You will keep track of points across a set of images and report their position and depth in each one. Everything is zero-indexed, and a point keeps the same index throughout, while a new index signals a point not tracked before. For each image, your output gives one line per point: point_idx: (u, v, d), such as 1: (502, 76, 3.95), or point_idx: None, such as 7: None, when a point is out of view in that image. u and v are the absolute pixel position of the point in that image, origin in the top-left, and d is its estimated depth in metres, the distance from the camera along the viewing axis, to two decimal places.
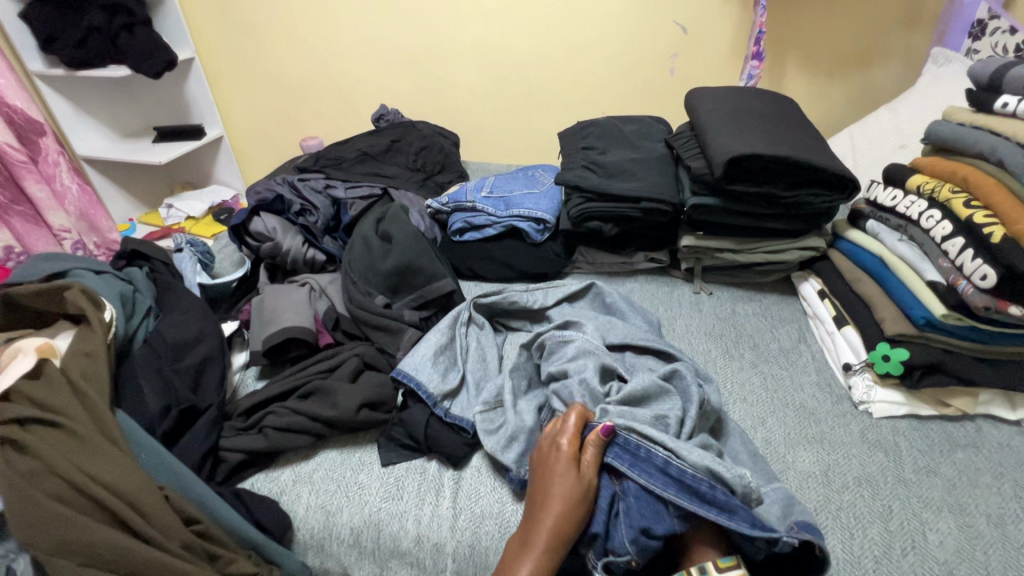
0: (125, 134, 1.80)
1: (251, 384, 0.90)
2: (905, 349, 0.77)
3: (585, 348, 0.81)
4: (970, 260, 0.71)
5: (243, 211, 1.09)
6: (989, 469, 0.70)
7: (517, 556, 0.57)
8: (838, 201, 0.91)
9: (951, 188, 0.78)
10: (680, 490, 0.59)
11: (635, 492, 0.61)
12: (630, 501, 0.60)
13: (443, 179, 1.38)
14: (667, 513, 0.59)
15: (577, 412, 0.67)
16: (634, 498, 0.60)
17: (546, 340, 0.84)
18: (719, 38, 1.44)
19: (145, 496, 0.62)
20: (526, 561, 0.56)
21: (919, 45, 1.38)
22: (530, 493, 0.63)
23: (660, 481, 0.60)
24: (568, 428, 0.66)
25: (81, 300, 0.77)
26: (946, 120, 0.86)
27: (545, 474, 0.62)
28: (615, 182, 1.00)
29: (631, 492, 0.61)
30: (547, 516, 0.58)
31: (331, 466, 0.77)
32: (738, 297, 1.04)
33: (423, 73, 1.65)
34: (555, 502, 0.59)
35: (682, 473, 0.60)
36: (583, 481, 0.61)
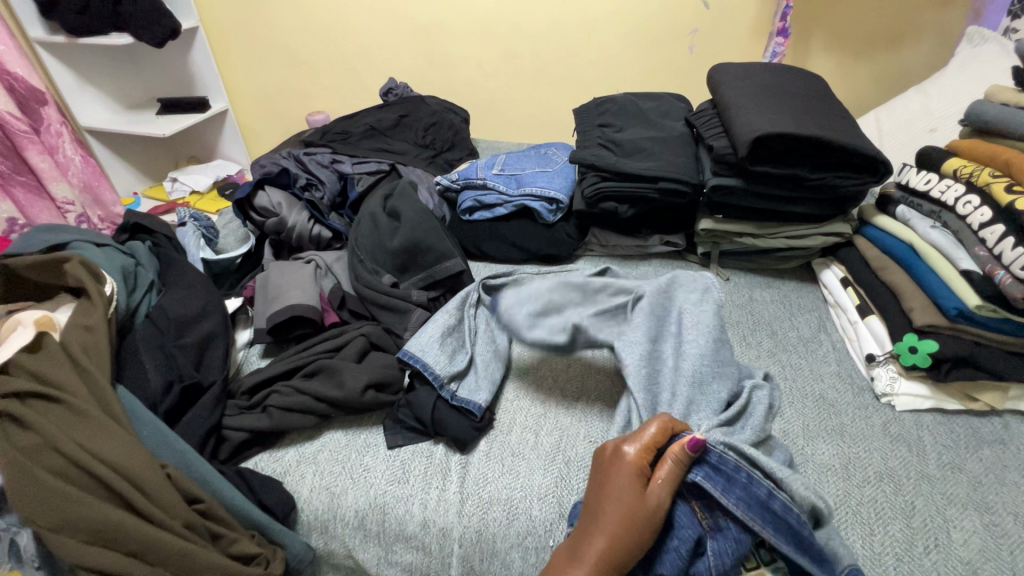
0: (128, 105, 1.76)
1: (255, 362, 0.89)
2: (934, 341, 0.74)
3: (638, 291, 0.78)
4: (1011, 249, 0.67)
5: (247, 184, 1.06)
6: (1017, 466, 0.68)
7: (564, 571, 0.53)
8: (868, 184, 0.86)
9: (991, 173, 0.75)
10: (779, 531, 0.55)
11: (734, 534, 0.55)
12: (724, 543, 0.55)
13: (452, 156, 1.34)
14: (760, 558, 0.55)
15: (660, 424, 0.59)
16: (728, 539, 0.55)
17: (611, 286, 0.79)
18: (743, 13, 1.37)
19: (147, 473, 0.61)
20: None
21: (954, 23, 1.31)
22: (590, 504, 0.57)
23: (760, 518, 0.55)
24: (645, 437, 0.58)
25: (81, 273, 0.74)
26: (987, 101, 0.81)
27: (609, 485, 0.56)
28: (633, 162, 0.96)
29: (728, 532, 0.56)
30: (602, 532, 0.53)
31: (336, 447, 0.76)
32: (756, 284, 1.01)
33: (432, 46, 1.59)
34: (618, 517, 0.54)
35: (784, 513, 0.55)
36: (649, 499, 0.54)
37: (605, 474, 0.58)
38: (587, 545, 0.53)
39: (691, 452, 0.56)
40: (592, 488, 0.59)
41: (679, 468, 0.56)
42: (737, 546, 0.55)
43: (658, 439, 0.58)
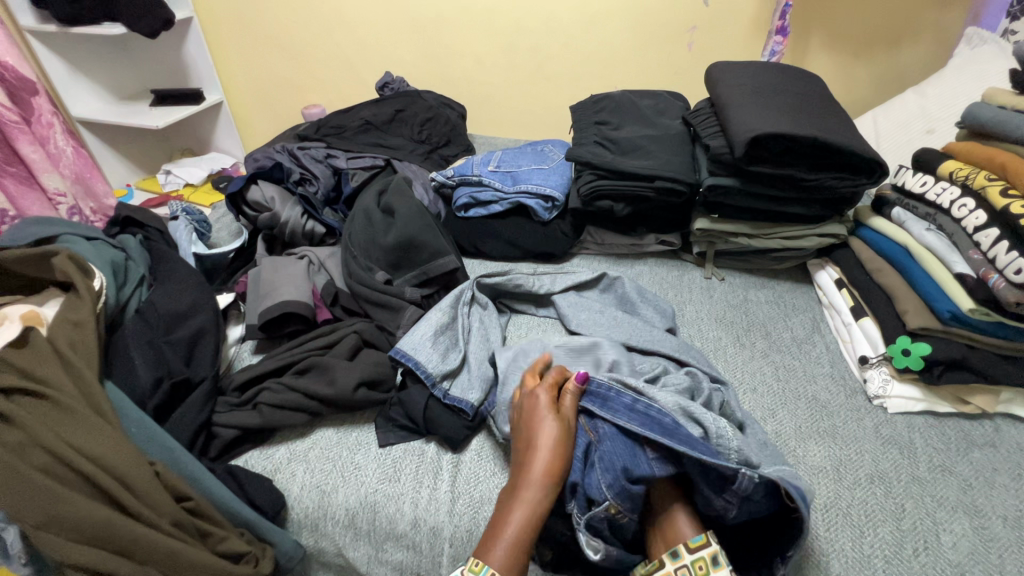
0: (121, 96, 1.74)
1: (246, 359, 0.88)
2: (927, 343, 0.74)
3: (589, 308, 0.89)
4: (1005, 253, 0.67)
5: (239, 179, 1.05)
6: (1007, 469, 0.68)
7: (507, 502, 0.57)
8: (864, 186, 0.86)
9: (988, 176, 0.75)
10: (645, 423, 0.60)
11: (610, 435, 0.61)
12: (606, 445, 0.61)
13: (448, 152, 1.33)
14: (644, 455, 0.59)
15: (555, 369, 0.68)
16: (609, 440, 0.61)
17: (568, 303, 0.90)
18: (742, 12, 1.37)
19: (135, 470, 0.60)
20: (517, 504, 0.56)
21: (952, 24, 1.31)
22: (517, 444, 0.62)
23: (627, 416, 0.62)
24: (544, 379, 0.66)
25: (69, 267, 0.73)
26: (985, 104, 0.81)
27: (529, 423, 0.62)
28: (629, 160, 0.95)
29: (607, 435, 0.61)
30: (535, 460, 0.58)
31: (327, 445, 0.75)
32: (751, 284, 1.00)
33: (430, 40, 1.58)
34: (542, 447, 0.59)
35: (653, 415, 0.61)
36: (564, 426, 0.61)
37: (523, 414, 0.64)
38: (523, 474, 0.58)
39: (581, 385, 0.66)
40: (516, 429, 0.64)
41: (576, 399, 0.65)
42: (613, 446, 0.60)
43: (556, 379, 0.67)
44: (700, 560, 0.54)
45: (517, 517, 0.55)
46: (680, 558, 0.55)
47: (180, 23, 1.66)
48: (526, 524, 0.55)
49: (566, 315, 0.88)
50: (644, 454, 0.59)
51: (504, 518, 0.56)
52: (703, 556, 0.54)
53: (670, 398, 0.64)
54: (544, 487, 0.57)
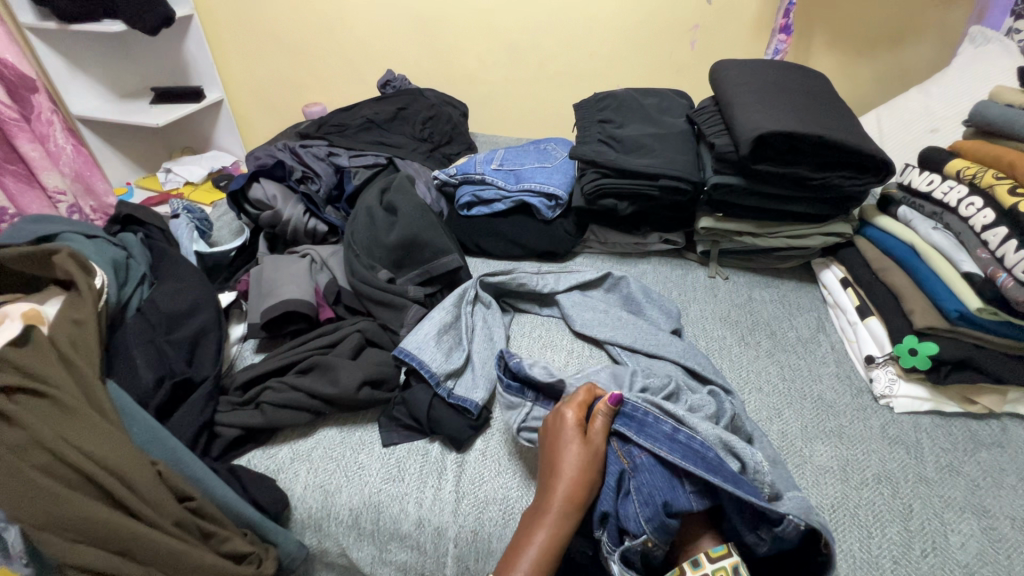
0: (121, 94, 1.74)
1: (248, 358, 0.87)
2: (934, 343, 0.74)
3: (595, 308, 0.88)
4: (1013, 252, 0.67)
5: (241, 177, 1.04)
6: (1015, 469, 0.68)
7: (529, 527, 0.56)
8: (870, 184, 0.86)
9: (995, 174, 0.74)
10: (686, 456, 0.58)
11: (648, 466, 0.59)
12: (644, 476, 0.59)
13: (450, 150, 1.33)
14: (682, 488, 0.57)
15: (586, 389, 0.66)
16: (647, 472, 0.59)
17: (572, 304, 0.89)
18: (745, 10, 1.36)
19: (137, 470, 0.60)
20: (540, 529, 0.55)
21: (957, 22, 1.30)
22: (543, 467, 0.61)
23: (667, 446, 0.60)
24: (574, 400, 0.65)
25: (70, 265, 0.73)
26: (991, 102, 0.81)
27: (557, 448, 0.61)
28: (633, 158, 0.95)
29: (645, 466, 0.59)
30: (560, 484, 0.57)
31: (330, 445, 0.75)
32: (755, 283, 1.00)
33: (431, 38, 1.57)
34: (568, 470, 0.58)
35: (693, 448, 0.59)
36: (592, 450, 0.60)
37: (551, 437, 0.62)
38: (547, 499, 0.57)
39: (614, 406, 0.63)
40: (543, 451, 0.63)
41: (608, 422, 0.63)
42: (651, 480, 0.58)
43: (586, 400, 0.65)
44: (722, 570, 0.54)
45: (540, 539, 0.55)
46: (701, 567, 0.54)
47: (180, 21, 1.65)
48: (547, 550, 0.54)
49: (570, 315, 0.87)
50: (683, 489, 0.57)
51: (525, 543, 0.55)
52: (724, 565, 0.54)
53: (709, 427, 0.62)
54: (568, 513, 0.56)
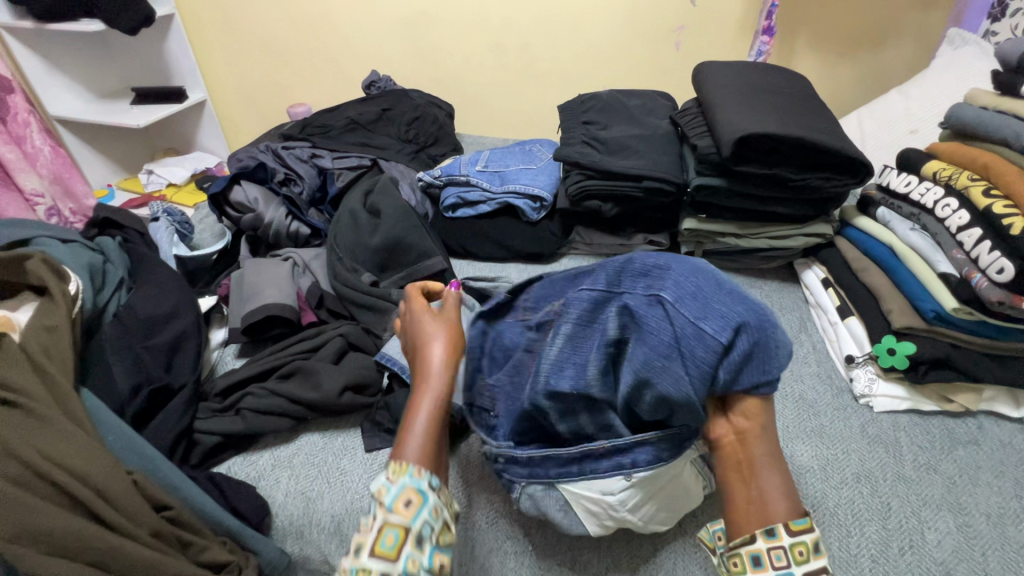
0: (101, 94, 1.71)
1: (229, 363, 0.86)
2: (912, 343, 0.75)
3: None
4: (988, 252, 0.68)
5: (222, 179, 1.04)
6: (990, 467, 0.69)
7: (412, 400, 0.53)
8: (850, 185, 0.87)
9: (970, 176, 0.76)
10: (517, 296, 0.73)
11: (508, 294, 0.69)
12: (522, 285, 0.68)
13: (435, 151, 1.32)
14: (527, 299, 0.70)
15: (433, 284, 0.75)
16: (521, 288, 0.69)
17: None
18: (728, 11, 1.37)
19: (112, 481, 0.58)
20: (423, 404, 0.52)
21: (934, 24, 1.32)
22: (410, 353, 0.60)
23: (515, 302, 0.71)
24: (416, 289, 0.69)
25: (43, 271, 0.72)
26: (966, 105, 0.83)
27: (420, 330, 0.60)
28: (616, 160, 0.95)
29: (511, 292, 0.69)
30: (431, 354, 0.56)
31: (312, 451, 0.74)
32: (738, 284, 1.00)
33: (417, 37, 1.56)
34: (435, 343, 0.57)
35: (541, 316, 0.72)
36: (448, 322, 0.60)
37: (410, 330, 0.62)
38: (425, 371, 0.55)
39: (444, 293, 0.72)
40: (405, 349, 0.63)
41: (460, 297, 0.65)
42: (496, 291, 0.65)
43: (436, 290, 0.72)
44: (801, 545, 0.42)
45: (425, 415, 0.52)
46: (778, 538, 0.42)
47: (161, 20, 1.63)
48: (436, 410, 0.52)
49: None
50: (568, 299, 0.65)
51: (412, 415, 0.52)
52: (805, 540, 0.42)
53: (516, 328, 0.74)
54: (449, 364, 0.55)
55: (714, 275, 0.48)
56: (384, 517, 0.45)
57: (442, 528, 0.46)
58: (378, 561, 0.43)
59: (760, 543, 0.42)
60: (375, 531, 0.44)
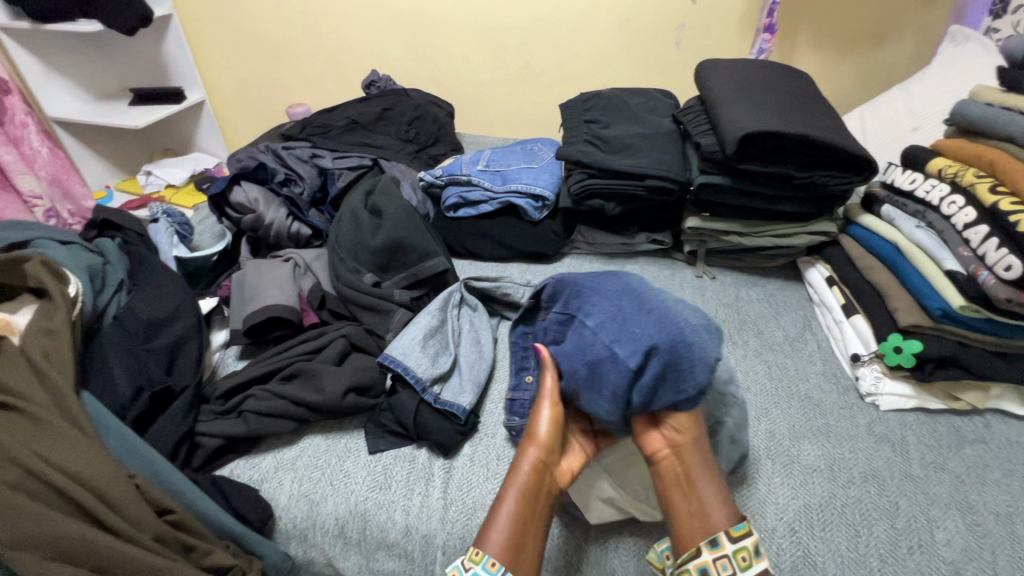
0: (99, 95, 1.70)
1: (231, 365, 0.86)
2: (918, 341, 0.74)
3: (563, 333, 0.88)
4: (995, 250, 0.68)
5: (222, 179, 1.03)
6: (998, 465, 0.68)
7: (500, 494, 0.58)
8: (855, 183, 0.86)
9: (976, 173, 0.75)
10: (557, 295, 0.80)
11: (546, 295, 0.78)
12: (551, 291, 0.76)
13: (436, 151, 1.31)
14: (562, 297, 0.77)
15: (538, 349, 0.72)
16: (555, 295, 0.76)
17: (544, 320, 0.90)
18: (729, 9, 1.36)
19: (114, 486, 0.58)
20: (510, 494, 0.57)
21: (936, 21, 1.32)
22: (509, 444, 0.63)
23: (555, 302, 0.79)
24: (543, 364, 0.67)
25: (42, 273, 0.71)
26: (971, 101, 0.82)
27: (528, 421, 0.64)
28: (619, 158, 0.94)
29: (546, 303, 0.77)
30: (529, 447, 0.61)
31: (315, 453, 0.73)
32: (742, 283, 1.00)
33: (416, 37, 1.55)
34: (533, 438, 0.61)
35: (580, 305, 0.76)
36: (548, 415, 0.63)
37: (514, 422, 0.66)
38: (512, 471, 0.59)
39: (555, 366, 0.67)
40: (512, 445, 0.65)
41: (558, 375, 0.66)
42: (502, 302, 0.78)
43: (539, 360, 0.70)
44: (743, 551, 0.51)
45: (507, 510, 0.56)
46: (720, 547, 0.51)
47: (159, 21, 1.62)
48: (517, 508, 0.56)
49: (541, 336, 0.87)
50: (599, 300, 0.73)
51: (498, 505, 0.57)
52: (746, 545, 0.51)
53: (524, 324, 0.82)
54: (534, 463, 0.59)
55: (642, 303, 0.61)
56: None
57: None
58: None
59: (706, 555, 0.51)
60: None
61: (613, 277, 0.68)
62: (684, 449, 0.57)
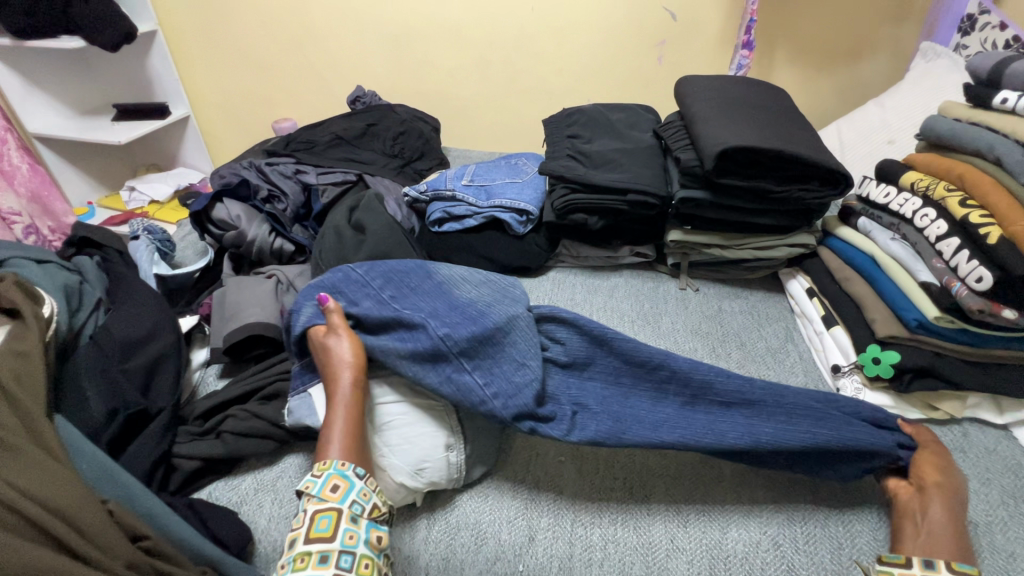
0: (81, 110, 1.69)
1: (211, 384, 0.84)
2: (896, 352, 0.75)
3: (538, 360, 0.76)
4: (966, 261, 0.69)
5: (204, 197, 1.02)
6: (976, 475, 0.69)
7: (332, 408, 0.63)
8: (831, 197, 0.88)
9: (947, 186, 0.77)
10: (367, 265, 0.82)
11: (351, 268, 0.81)
12: (356, 269, 0.81)
13: (421, 166, 1.31)
14: (362, 271, 0.81)
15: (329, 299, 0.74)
16: (361, 271, 0.81)
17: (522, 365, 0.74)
18: (709, 27, 1.39)
19: (85, 511, 0.56)
20: (338, 414, 0.62)
21: (909, 38, 1.36)
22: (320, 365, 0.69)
23: (362, 268, 0.82)
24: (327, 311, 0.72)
25: (15, 294, 0.71)
26: (941, 116, 0.85)
27: (325, 352, 0.68)
28: (602, 173, 0.95)
29: (346, 271, 0.81)
30: (342, 373, 0.65)
31: (295, 474, 0.72)
32: (724, 294, 1.01)
33: (402, 52, 1.57)
34: (344, 364, 0.66)
35: (398, 274, 0.81)
36: (350, 340, 0.69)
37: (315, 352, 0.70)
38: (333, 389, 0.64)
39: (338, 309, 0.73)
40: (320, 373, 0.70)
41: (343, 312, 0.72)
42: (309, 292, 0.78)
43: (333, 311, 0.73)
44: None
45: (339, 427, 0.61)
46: (936, 570, 0.53)
47: (144, 37, 1.62)
48: (351, 414, 0.62)
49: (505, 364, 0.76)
50: (432, 281, 0.80)
51: (331, 422, 0.62)
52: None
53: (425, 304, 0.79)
54: (356, 374, 0.66)
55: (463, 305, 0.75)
56: (315, 506, 0.55)
57: (372, 506, 0.56)
58: (315, 543, 0.52)
59: (919, 570, 0.53)
60: (309, 520, 0.53)
61: (424, 275, 0.81)
62: (929, 487, 0.61)
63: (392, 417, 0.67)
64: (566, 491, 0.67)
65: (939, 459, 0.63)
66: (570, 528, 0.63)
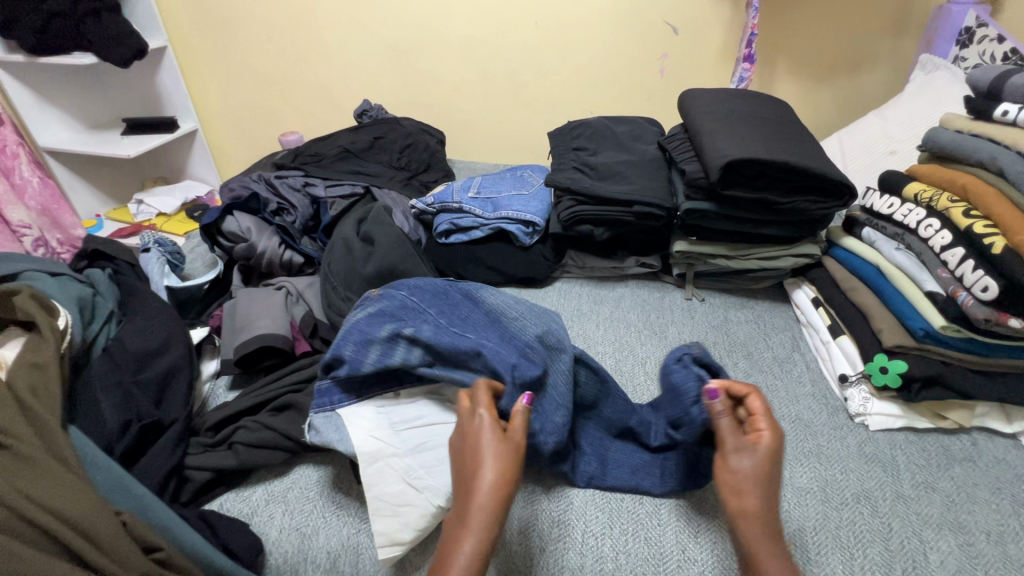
0: (91, 125, 1.71)
1: (221, 396, 0.85)
2: (903, 361, 0.76)
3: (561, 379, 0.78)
4: (971, 271, 0.70)
5: (214, 210, 1.03)
6: (986, 484, 0.69)
7: (461, 526, 0.52)
8: (835, 208, 0.89)
9: (950, 197, 0.78)
10: (419, 287, 0.82)
11: (406, 289, 0.81)
12: (410, 292, 0.81)
13: (427, 178, 1.33)
14: (417, 294, 0.80)
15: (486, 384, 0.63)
16: (415, 293, 0.80)
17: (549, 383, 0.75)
18: (709, 41, 1.42)
19: (99, 522, 0.56)
20: (465, 538, 0.51)
21: (907, 50, 1.38)
22: (460, 460, 0.58)
23: (414, 290, 0.81)
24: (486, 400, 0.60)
25: (32, 307, 0.71)
26: (942, 128, 0.86)
27: (469, 450, 0.57)
28: (608, 185, 0.97)
29: (400, 293, 0.80)
30: (482, 491, 0.53)
31: (307, 485, 0.73)
32: (730, 304, 1.01)
33: (407, 66, 1.59)
34: (486, 476, 0.54)
35: (450, 301, 0.80)
36: (510, 448, 0.56)
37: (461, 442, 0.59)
38: (468, 497, 0.53)
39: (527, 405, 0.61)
40: (451, 445, 0.61)
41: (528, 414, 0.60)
42: (365, 316, 0.76)
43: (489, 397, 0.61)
44: None
45: (463, 550, 0.51)
46: None
47: (154, 53, 1.65)
48: (481, 541, 0.51)
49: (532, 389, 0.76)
50: (484, 309, 0.79)
51: (455, 543, 0.51)
52: None
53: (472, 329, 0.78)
54: (501, 493, 0.53)
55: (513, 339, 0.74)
56: None
57: None
58: None
59: None
60: None
61: (474, 304, 0.80)
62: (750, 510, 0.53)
63: (425, 439, 0.67)
64: (576, 501, 0.68)
65: (754, 464, 0.55)
66: (581, 540, 0.63)
